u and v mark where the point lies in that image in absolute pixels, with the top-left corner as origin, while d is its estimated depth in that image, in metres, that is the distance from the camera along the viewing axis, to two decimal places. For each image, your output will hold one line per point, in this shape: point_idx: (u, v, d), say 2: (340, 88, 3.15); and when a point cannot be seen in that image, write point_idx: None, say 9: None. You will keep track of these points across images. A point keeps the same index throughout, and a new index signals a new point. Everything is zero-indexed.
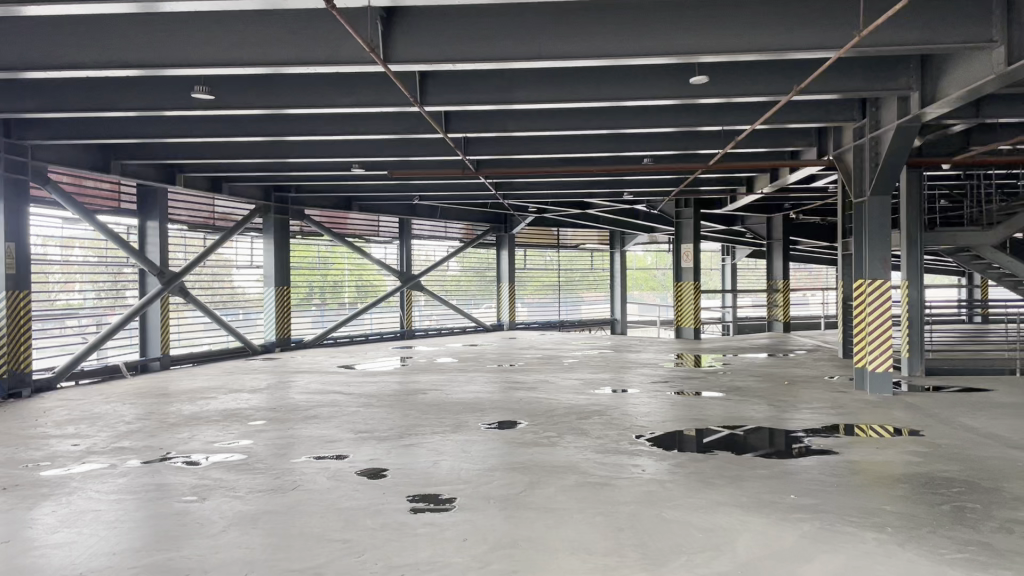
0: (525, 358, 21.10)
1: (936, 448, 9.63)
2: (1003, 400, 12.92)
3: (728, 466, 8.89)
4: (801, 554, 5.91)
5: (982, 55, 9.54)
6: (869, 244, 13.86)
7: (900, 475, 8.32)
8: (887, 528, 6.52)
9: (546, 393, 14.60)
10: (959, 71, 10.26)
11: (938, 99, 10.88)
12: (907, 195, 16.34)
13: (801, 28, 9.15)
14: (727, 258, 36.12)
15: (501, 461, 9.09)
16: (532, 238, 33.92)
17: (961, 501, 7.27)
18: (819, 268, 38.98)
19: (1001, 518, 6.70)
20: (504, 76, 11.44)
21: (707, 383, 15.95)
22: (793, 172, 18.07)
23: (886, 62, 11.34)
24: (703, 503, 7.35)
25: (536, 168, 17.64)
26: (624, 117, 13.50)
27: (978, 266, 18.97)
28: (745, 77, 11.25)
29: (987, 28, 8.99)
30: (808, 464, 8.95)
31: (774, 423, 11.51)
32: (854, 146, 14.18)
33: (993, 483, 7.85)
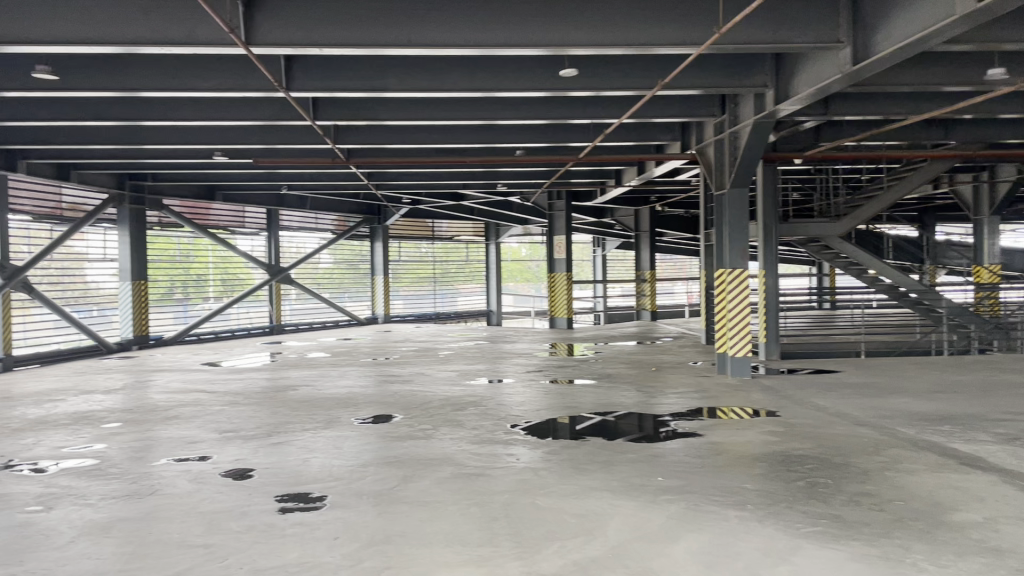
0: (399, 351, 20.89)
1: (791, 427, 10.19)
2: (850, 381, 13.86)
3: (600, 452, 9.08)
4: (668, 535, 6.08)
5: (829, 56, 10.12)
6: (729, 236, 14.45)
7: (759, 454, 8.74)
8: (747, 505, 6.83)
9: (420, 386, 14.46)
10: (809, 71, 10.84)
11: (790, 97, 11.46)
12: (763, 188, 17.14)
13: (666, 25, 9.40)
14: (597, 250, 37.01)
15: (374, 456, 8.92)
16: (406, 230, 33.49)
17: (813, 477, 7.72)
18: (684, 259, 40.55)
19: (849, 492, 7.15)
20: (374, 64, 11.22)
21: (579, 371, 16.28)
22: (659, 165, 18.59)
23: (744, 60, 11.84)
24: (576, 489, 7.47)
25: (409, 157, 17.42)
26: (497, 109, 13.53)
27: (827, 255, 20.10)
28: (614, 72, 11.47)
29: (834, 28, 9.54)
30: (674, 447, 9.27)
31: (643, 408, 11.87)
32: (715, 141, 14.75)
33: (842, 459, 8.37)
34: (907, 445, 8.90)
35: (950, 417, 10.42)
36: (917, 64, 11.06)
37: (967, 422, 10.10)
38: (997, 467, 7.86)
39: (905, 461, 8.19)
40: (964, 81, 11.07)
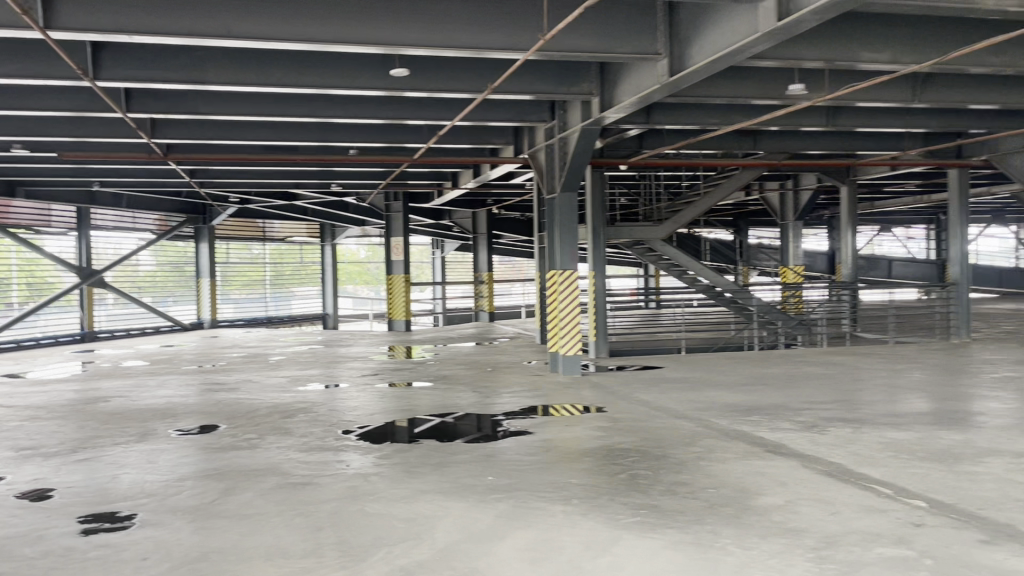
0: (227, 357, 19.94)
1: (617, 422, 10.60)
2: (672, 376, 14.61)
3: (432, 454, 9.05)
4: (495, 534, 6.14)
5: (649, 66, 10.60)
6: (560, 238, 14.88)
7: (586, 449, 9.01)
8: (572, 500, 7.03)
9: (248, 393, 13.90)
10: (631, 81, 11.32)
11: (615, 105, 11.92)
12: (592, 192, 17.76)
13: (495, 29, 9.51)
14: (436, 252, 37.01)
15: (193, 469, 8.43)
16: (236, 230, 32.12)
17: (635, 469, 8.06)
18: (521, 261, 41.32)
19: (667, 482, 7.52)
20: (193, 54, 10.65)
21: (415, 374, 16.19)
22: (494, 168, 18.79)
23: (571, 67, 12.19)
24: (406, 493, 7.39)
25: (235, 154, 16.65)
26: (328, 106, 13.20)
27: (652, 257, 21.00)
28: (446, 74, 11.50)
29: (653, 41, 10.00)
30: (506, 446, 9.40)
31: (477, 409, 11.95)
32: (546, 146, 15.13)
33: (662, 451, 8.79)
34: (721, 436, 9.48)
35: (758, 408, 11.21)
36: (728, 79, 11.83)
37: (773, 411, 10.90)
38: (797, 453, 8.52)
39: (718, 451, 8.72)
40: (768, 96, 11.97)
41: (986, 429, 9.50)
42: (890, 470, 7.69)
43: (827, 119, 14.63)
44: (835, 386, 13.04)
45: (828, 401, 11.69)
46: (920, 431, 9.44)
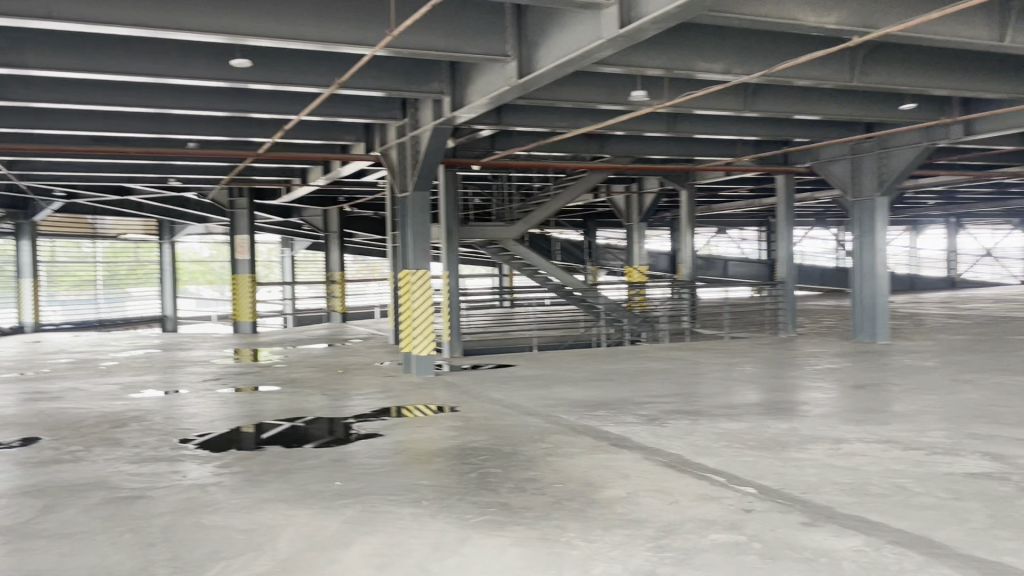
0: (51, 364, 18.45)
1: (468, 421, 10.62)
2: (523, 374, 14.83)
3: (276, 460, 8.73)
4: (341, 540, 5.99)
5: (498, 67, 10.69)
6: (412, 237, 14.79)
7: (437, 450, 8.96)
8: (421, 502, 6.96)
9: (75, 401, 12.92)
10: (481, 81, 11.38)
11: (466, 104, 11.95)
12: (445, 192, 17.75)
13: (342, 23, 9.30)
14: (285, 250, 35.89)
15: (6, 487, 7.71)
16: (62, 227, 29.46)
17: (485, 467, 8.09)
18: (374, 260, 40.77)
19: (516, 479, 7.60)
20: (8, 35, 9.75)
21: (261, 377, 15.59)
22: (344, 165, 18.37)
23: (422, 65, 12.11)
24: (247, 503, 7.08)
25: (59, 145, 15.42)
26: (165, 96, 12.47)
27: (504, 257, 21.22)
28: (291, 67, 11.14)
29: (501, 43, 10.10)
30: (355, 449, 9.20)
31: (326, 412, 11.64)
32: (398, 144, 14.97)
33: (512, 448, 8.89)
34: (568, 431, 9.69)
35: (604, 403, 11.55)
36: (575, 82, 12.13)
37: (618, 406, 11.28)
38: (640, 445, 8.84)
39: (566, 446, 8.91)
40: (613, 102, 12.38)
41: (808, 418, 10.24)
42: (724, 458, 8.12)
43: (668, 125, 15.31)
44: (676, 380, 13.67)
45: (669, 394, 12.23)
46: (751, 421, 10.04)
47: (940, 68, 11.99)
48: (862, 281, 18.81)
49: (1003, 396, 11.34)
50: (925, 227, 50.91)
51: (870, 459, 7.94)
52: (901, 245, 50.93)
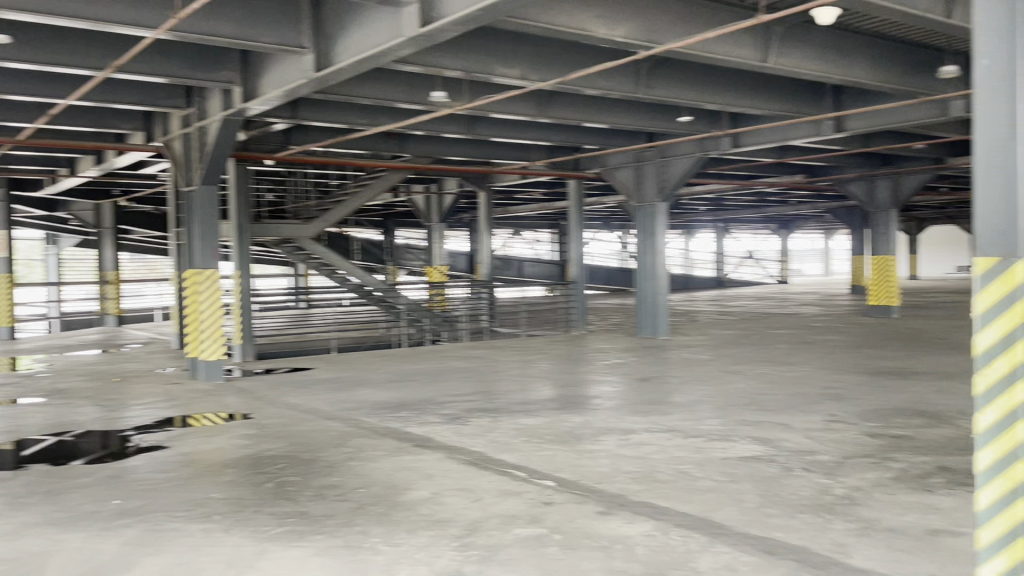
0: None
1: (263, 428, 10.13)
2: (321, 377, 14.39)
3: (42, 481, 7.84)
4: (121, 564, 5.48)
5: (294, 59, 10.29)
6: (199, 235, 13.93)
7: (229, 460, 8.47)
8: (213, 516, 6.53)
9: None
10: (276, 73, 10.91)
11: (259, 96, 11.41)
12: (235, 188, 16.84)
13: (119, 1, 8.53)
14: (50, 249, 32.52)
15: None
16: None
17: (282, 476, 7.75)
18: (155, 260, 37.99)
19: (316, 487, 7.34)
20: None
21: (21, 389, 13.97)
22: (121, 155, 16.92)
23: (210, 52, 11.41)
24: (7, 530, 6.29)
25: None
26: None
27: (300, 256, 20.49)
28: (57, 45, 10.07)
29: (297, 34, 9.71)
30: (136, 463, 8.48)
31: (101, 424, 10.64)
32: (183, 135, 14.03)
33: (310, 455, 8.58)
34: (369, 434, 9.52)
35: (405, 404, 11.47)
36: (376, 80, 11.94)
37: (419, 407, 11.24)
38: (442, 445, 8.85)
39: (368, 450, 8.73)
40: (413, 100, 12.33)
41: (601, 410, 10.76)
42: (523, 454, 8.32)
43: (467, 126, 15.50)
44: (475, 379, 13.84)
45: (469, 393, 12.39)
46: (547, 416, 10.39)
47: (714, 84, 13.04)
48: (644, 281, 20.08)
49: (767, 385, 12.56)
50: (697, 230, 55.51)
51: (657, 447, 8.46)
52: (677, 248, 55.06)
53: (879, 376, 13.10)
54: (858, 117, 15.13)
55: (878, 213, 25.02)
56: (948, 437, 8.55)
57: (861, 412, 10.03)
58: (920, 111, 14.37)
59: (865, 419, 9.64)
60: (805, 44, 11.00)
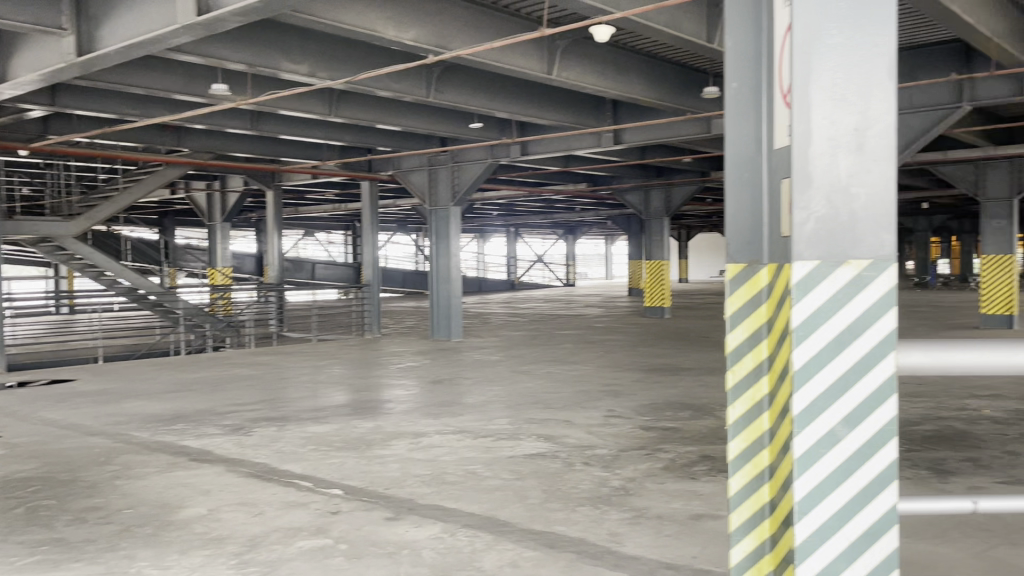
0: None
1: (13, 448, 9.06)
2: (86, 389, 13.12)
3: None
4: None
5: (51, 41, 9.33)
6: None
7: None
8: None
9: None
10: (30, 54, 9.84)
11: (9, 79, 10.23)
12: None
13: None
14: None
15: None
16: None
17: (35, 500, 6.97)
18: None
19: (75, 510, 6.66)
20: None
21: None
22: None
23: None
24: None
25: None
26: None
27: (61, 257, 18.60)
28: None
29: (55, 13, 8.81)
30: None
31: None
32: None
33: (71, 475, 7.80)
34: (140, 449, 8.80)
35: (183, 415, 10.74)
36: (148, 69, 11.12)
37: (198, 418, 10.57)
38: (221, 458, 8.38)
39: (138, 466, 8.08)
40: (191, 92, 11.62)
41: (392, 415, 10.68)
42: (310, 463, 8.06)
43: (251, 122, 14.82)
44: (261, 386, 13.24)
45: (254, 401, 11.83)
46: (337, 422, 10.15)
47: (502, 93, 13.40)
48: (439, 284, 20.14)
49: (552, 383, 13.09)
50: (489, 234, 56.93)
51: (447, 449, 8.53)
52: (470, 251, 56.23)
53: (653, 372, 14.07)
54: (635, 131, 16.11)
55: (653, 221, 26.96)
56: (710, 427, 9.35)
57: (637, 407, 10.73)
58: (688, 127, 15.60)
59: (640, 413, 10.32)
60: (586, 58, 11.57)
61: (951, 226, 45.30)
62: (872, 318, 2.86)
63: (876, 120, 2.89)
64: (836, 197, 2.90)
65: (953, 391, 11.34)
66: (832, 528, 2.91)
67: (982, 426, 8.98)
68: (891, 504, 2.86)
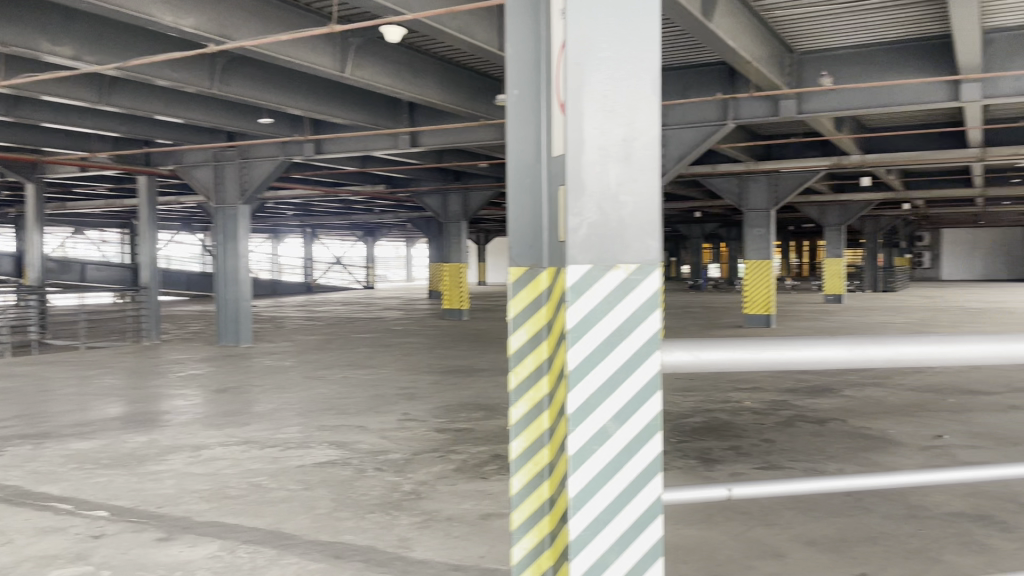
0: None
1: None
2: None
3: None
4: None
5: None
6: None
7: None
8: None
9: None
10: None
11: None
12: None
13: None
14: None
15: None
16: None
17: None
18: None
19: None
20: None
21: None
22: None
23: None
24: None
25: None
26: None
27: None
28: None
29: None
30: None
31: None
32: None
33: None
34: None
35: None
36: None
37: None
38: None
39: None
40: None
41: (170, 427, 9.96)
42: (72, 483, 7.33)
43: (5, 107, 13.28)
44: (17, 400, 11.86)
45: (8, 417, 10.59)
46: (105, 437, 9.31)
47: (293, 89, 12.95)
48: (226, 286, 19.09)
49: (346, 388, 12.81)
50: (283, 235, 55.02)
51: (230, 462, 8.06)
52: (263, 253, 54.08)
53: (449, 374, 14.16)
54: (431, 133, 16.17)
55: (451, 224, 27.23)
56: (501, 427, 9.55)
57: (431, 410, 10.74)
58: (482, 133, 15.89)
59: (434, 415, 10.34)
60: (380, 58, 11.46)
61: (720, 233, 49.59)
62: (646, 309, 2.50)
63: (643, 131, 2.61)
64: (605, 210, 2.60)
65: (720, 385, 12.36)
66: (603, 547, 2.48)
67: (744, 416, 9.86)
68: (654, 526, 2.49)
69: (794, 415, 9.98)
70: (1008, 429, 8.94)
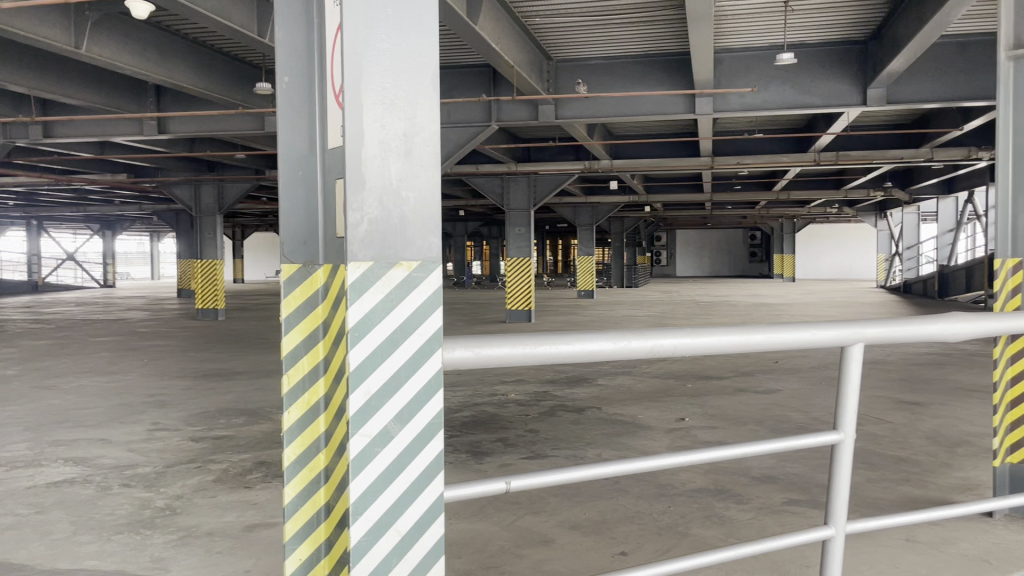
0: None
1: None
2: None
3: None
4: None
5: None
6: None
7: None
8: None
9: None
10: None
11: None
12: None
13: None
14: None
15: None
16: None
17: None
18: None
19: None
20: None
21: None
22: None
23: None
24: None
25: None
26: None
27: None
28: None
29: None
30: None
31: None
32: None
33: None
34: None
35: None
36: None
37: None
38: None
39: None
40: None
41: None
42: None
43: None
44: None
45: None
46: None
47: (17, 64, 11.45)
48: None
49: (83, 398, 11.57)
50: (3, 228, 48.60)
51: None
52: None
53: (204, 379, 13.25)
54: (181, 121, 15.04)
55: (204, 218, 25.53)
56: (264, 431, 9.12)
57: (185, 417, 9.99)
58: (238, 123, 15.10)
59: (188, 423, 9.64)
60: (120, 35, 10.43)
61: (481, 231, 50.98)
62: (429, 305, 2.46)
63: (423, 127, 2.57)
64: (386, 206, 2.54)
65: (486, 380, 12.68)
66: (385, 550, 2.40)
67: (509, 408, 10.20)
68: (440, 528, 2.45)
69: (555, 405, 10.48)
70: (737, 410, 10.01)
